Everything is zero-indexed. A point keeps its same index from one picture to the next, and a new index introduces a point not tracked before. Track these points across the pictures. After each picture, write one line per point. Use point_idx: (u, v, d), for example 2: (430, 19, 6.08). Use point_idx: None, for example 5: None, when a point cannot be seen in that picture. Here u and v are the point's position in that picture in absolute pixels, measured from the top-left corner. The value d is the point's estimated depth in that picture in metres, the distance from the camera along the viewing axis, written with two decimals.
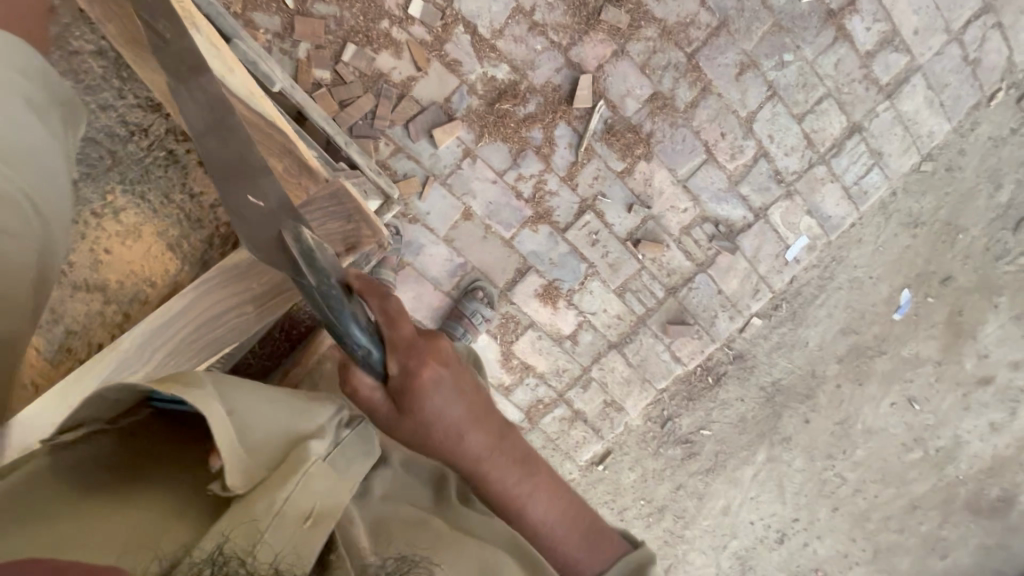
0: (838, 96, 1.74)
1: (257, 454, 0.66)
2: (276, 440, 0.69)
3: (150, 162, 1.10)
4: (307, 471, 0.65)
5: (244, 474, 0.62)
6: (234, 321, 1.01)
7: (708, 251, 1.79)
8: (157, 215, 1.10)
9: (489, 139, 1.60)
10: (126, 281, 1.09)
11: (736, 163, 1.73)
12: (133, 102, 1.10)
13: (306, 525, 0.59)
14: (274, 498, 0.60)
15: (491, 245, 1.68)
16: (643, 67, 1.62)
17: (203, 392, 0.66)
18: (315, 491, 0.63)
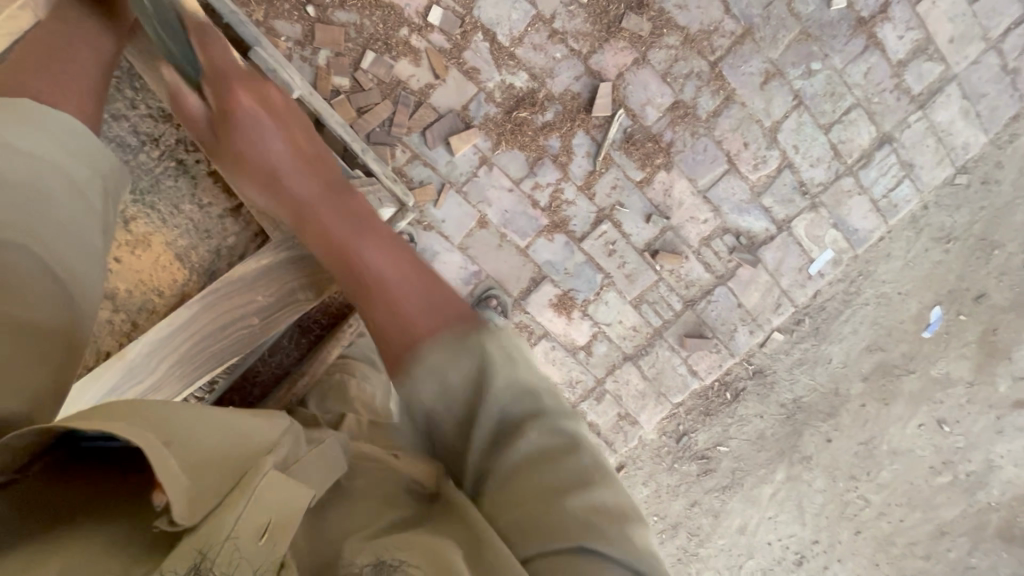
0: (867, 106, 1.68)
1: (206, 476, 0.54)
2: (219, 455, 0.57)
3: (160, 173, 1.06)
4: (257, 486, 0.55)
5: (191, 500, 0.51)
6: (240, 333, 1.01)
7: (728, 264, 1.75)
8: (166, 225, 1.06)
9: (506, 147, 1.59)
10: (134, 292, 1.05)
11: (759, 174, 1.69)
12: (146, 112, 1.06)
13: (264, 541, 0.52)
14: (227, 521, 0.51)
15: (506, 254, 1.66)
16: (665, 75, 1.59)
17: (129, 424, 0.53)
18: (266, 503, 0.54)
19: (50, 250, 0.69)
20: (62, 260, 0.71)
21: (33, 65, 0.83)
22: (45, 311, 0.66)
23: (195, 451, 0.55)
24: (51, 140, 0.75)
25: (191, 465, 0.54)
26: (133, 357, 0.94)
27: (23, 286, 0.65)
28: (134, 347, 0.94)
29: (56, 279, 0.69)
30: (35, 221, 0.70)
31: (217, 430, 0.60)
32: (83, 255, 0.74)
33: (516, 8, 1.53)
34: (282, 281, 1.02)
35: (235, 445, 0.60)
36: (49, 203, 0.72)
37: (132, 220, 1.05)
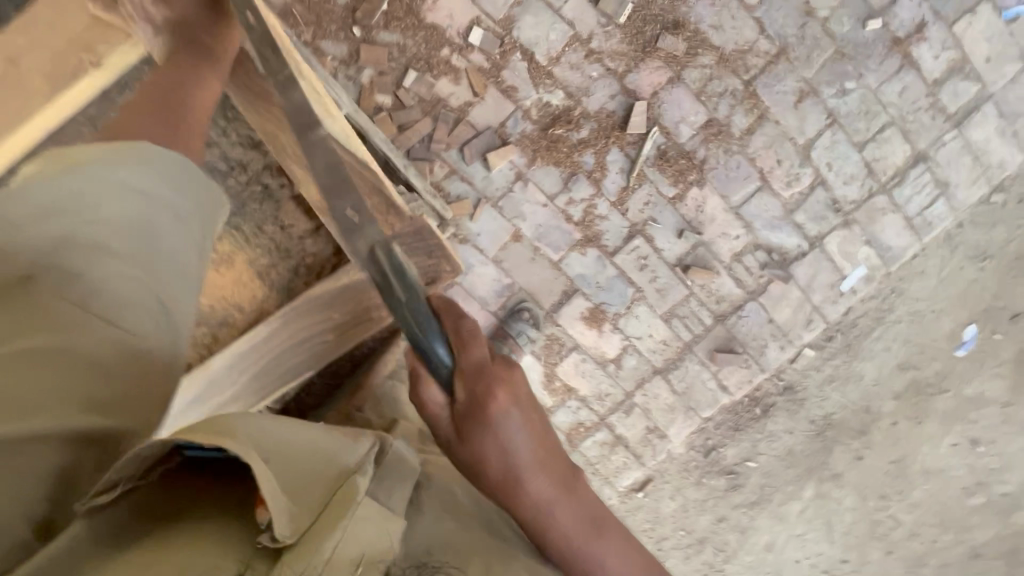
0: (901, 125, 1.69)
1: (304, 495, 0.62)
2: (309, 475, 0.65)
3: (246, 198, 1.14)
4: (350, 513, 0.63)
5: (293, 517, 0.58)
6: (313, 347, 1.08)
7: (760, 280, 1.76)
8: (248, 245, 1.15)
9: (541, 163, 1.63)
10: (220, 306, 1.14)
11: (792, 191, 1.70)
12: (235, 141, 1.11)
13: (359, 570, 0.60)
14: (328, 544, 0.58)
15: (539, 267, 1.69)
16: (699, 94, 1.62)
17: (240, 440, 0.60)
18: (362, 536, 0.63)
19: (154, 278, 0.80)
20: (161, 286, 0.81)
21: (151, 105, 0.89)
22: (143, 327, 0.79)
23: (289, 472, 0.63)
24: (156, 170, 0.80)
25: (288, 487, 0.62)
26: (218, 368, 1.01)
27: (130, 310, 0.77)
28: (216, 361, 1.00)
29: (155, 300, 0.80)
30: (144, 256, 0.79)
31: (303, 450, 0.68)
32: (178, 285, 0.83)
33: (554, 28, 1.57)
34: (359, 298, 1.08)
35: (320, 465, 0.68)
36: (156, 236, 0.80)
37: (218, 239, 1.13)
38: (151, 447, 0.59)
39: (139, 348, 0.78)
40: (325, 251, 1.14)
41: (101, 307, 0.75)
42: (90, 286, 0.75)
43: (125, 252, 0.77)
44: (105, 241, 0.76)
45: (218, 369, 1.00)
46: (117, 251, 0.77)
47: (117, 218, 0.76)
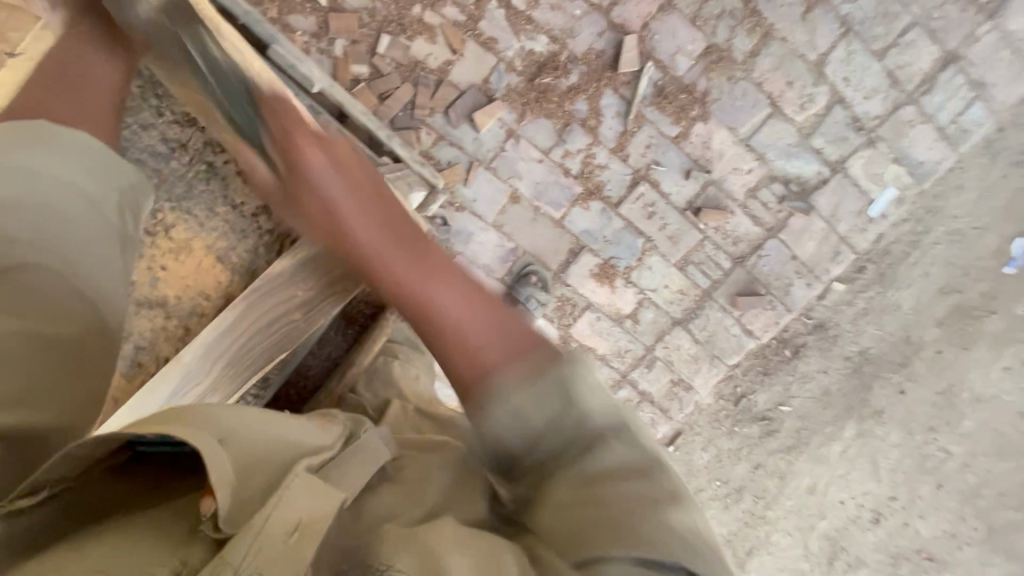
0: (926, 24, 1.52)
1: (253, 474, 0.56)
2: (272, 455, 0.59)
3: (192, 179, 1.04)
4: (286, 485, 0.54)
5: (233, 501, 0.52)
6: (286, 328, 1.03)
7: (779, 215, 1.64)
8: (204, 230, 1.05)
9: (532, 116, 1.54)
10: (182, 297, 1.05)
11: (807, 114, 1.56)
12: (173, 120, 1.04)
13: (291, 539, 0.50)
14: (260, 512, 0.51)
15: (542, 228, 1.63)
16: (694, 19, 1.49)
17: (193, 424, 0.57)
18: (301, 499, 0.53)
19: (71, 271, 0.72)
20: (78, 276, 0.72)
21: (59, 91, 0.87)
22: (75, 321, 0.70)
23: (250, 448, 0.58)
24: (63, 151, 0.76)
25: (241, 467, 0.55)
26: (190, 360, 0.96)
27: (53, 305, 0.68)
28: (187, 352, 0.96)
29: (81, 298, 0.71)
30: (64, 243, 0.72)
31: (279, 433, 0.62)
32: (101, 267, 0.75)
33: None
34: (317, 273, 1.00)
35: (284, 447, 0.61)
36: (71, 223, 0.73)
37: (172, 227, 1.04)
38: (88, 444, 0.53)
39: (65, 333, 0.68)
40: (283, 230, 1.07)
41: (11, 300, 0.65)
42: (12, 280, 0.66)
43: (32, 241, 0.69)
44: (6, 230, 0.68)
45: (190, 358, 0.95)
46: (23, 240, 0.69)
47: (24, 203, 0.70)
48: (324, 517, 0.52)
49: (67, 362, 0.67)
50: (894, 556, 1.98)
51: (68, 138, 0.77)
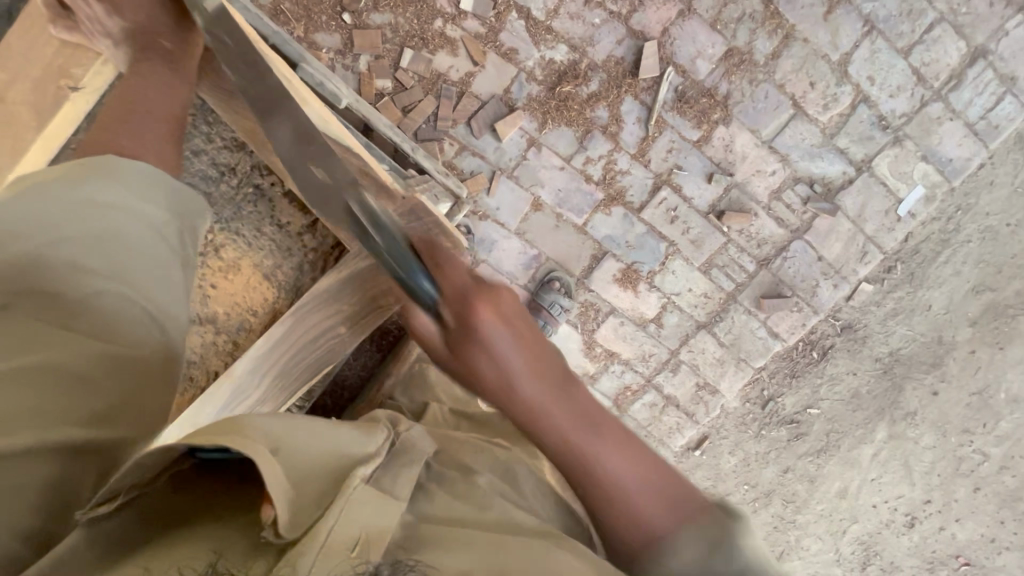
0: (952, 20, 1.50)
1: (314, 485, 0.54)
2: (324, 471, 0.56)
3: (240, 201, 1.08)
4: (349, 499, 0.53)
5: (294, 510, 0.50)
6: (330, 342, 1.05)
7: (804, 216, 1.63)
8: (251, 249, 1.08)
9: (553, 125, 1.55)
10: (231, 314, 1.09)
11: (831, 114, 1.55)
12: (220, 145, 1.08)
13: (355, 553, 0.49)
14: (321, 527, 0.49)
15: (564, 234, 1.64)
16: (714, 23, 1.49)
17: (247, 433, 0.54)
18: (360, 513, 0.52)
19: (140, 290, 0.74)
20: (149, 295, 0.75)
21: (115, 123, 0.85)
22: (148, 344, 0.73)
23: (300, 465, 0.55)
24: (128, 181, 0.77)
25: (296, 483, 0.53)
26: (241, 374, 0.99)
27: (128, 327, 0.72)
28: (239, 367, 0.99)
29: (153, 319, 0.75)
30: (135, 261, 0.75)
31: (326, 453, 0.58)
32: (166, 289, 0.77)
33: None
34: (365, 286, 1.03)
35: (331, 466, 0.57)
36: (142, 253, 0.76)
37: (220, 247, 1.08)
38: (155, 455, 0.51)
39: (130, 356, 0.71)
40: (324, 245, 1.10)
41: (94, 326, 0.69)
42: (88, 310, 0.70)
43: (105, 268, 0.73)
44: (82, 258, 0.71)
45: (241, 372, 0.98)
46: (100, 269, 0.72)
47: (92, 233, 0.73)
48: (387, 536, 0.52)
49: (134, 383, 0.69)
50: (929, 561, 1.93)
51: (133, 165, 0.78)
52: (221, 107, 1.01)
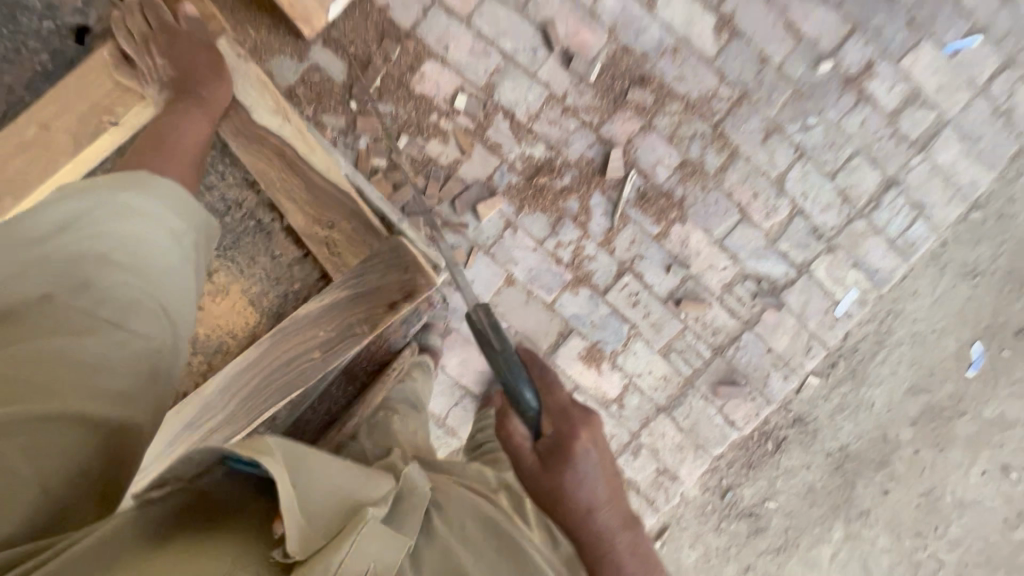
0: (868, 153, 1.76)
1: (319, 518, 0.68)
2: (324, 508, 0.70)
3: (241, 234, 1.30)
4: (360, 533, 0.66)
5: (303, 538, 0.65)
6: (303, 363, 1.23)
7: (753, 309, 1.78)
8: (241, 276, 1.30)
9: (529, 210, 1.72)
10: (217, 332, 1.31)
11: (772, 222, 1.77)
12: (233, 184, 1.30)
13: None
14: (335, 557, 0.63)
15: (534, 310, 1.75)
16: (671, 137, 1.73)
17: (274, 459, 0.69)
18: (371, 551, 0.67)
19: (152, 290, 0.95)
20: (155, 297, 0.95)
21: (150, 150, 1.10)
22: (150, 332, 0.92)
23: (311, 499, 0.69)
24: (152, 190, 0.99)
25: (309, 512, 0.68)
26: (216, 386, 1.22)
27: (126, 311, 0.91)
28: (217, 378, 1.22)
29: (154, 309, 0.94)
30: (139, 265, 0.94)
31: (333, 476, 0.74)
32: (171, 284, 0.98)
33: (532, 90, 1.70)
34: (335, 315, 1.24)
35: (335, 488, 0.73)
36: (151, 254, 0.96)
37: (216, 272, 1.29)
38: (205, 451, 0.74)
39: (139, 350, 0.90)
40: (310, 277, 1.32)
41: (103, 310, 0.89)
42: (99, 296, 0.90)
43: (122, 262, 0.93)
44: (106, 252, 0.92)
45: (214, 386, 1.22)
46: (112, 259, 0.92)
47: (120, 233, 0.94)
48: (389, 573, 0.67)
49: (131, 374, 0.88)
50: None
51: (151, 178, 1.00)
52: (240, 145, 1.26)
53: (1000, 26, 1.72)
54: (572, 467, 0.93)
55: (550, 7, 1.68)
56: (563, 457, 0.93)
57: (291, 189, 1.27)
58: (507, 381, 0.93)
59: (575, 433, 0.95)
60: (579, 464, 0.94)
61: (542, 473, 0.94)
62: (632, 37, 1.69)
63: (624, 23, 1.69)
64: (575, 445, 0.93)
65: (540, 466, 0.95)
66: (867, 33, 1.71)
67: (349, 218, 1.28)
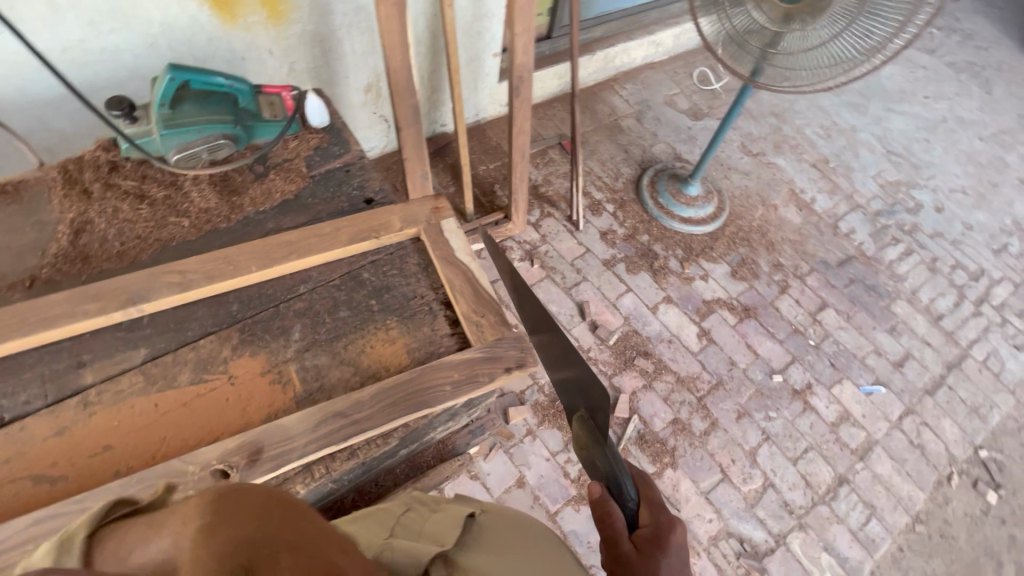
0: (820, 450, 2.19)
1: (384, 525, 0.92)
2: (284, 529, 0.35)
3: (412, 302, 1.19)
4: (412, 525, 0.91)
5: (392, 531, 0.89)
6: (427, 401, 1.03)
7: (737, 569, 1.91)
8: (388, 329, 1.15)
9: (548, 425, 2.06)
10: (340, 380, 1.08)
11: (749, 487, 2.06)
12: (399, 240, 1.27)
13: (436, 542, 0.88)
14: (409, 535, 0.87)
15: (537, 516, 1.89)
16: (666, 398, 2.21)
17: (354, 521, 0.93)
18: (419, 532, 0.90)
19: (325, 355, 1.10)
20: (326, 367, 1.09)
21: (355, 229, 1.25)
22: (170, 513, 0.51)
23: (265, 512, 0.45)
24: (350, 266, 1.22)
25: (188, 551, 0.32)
26: (330, 406, 0.99)
27: (308, 376, 1.07)
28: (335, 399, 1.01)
29: (320, 379, 1.07)
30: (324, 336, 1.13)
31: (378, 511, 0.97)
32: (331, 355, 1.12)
33: None
34: (450, 364, 1.07)
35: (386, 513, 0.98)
36: (338, 327, 1.14)
37: (378, 325, 1.15)
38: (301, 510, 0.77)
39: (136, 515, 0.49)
40: (451, 346, 1.14)
41: (300, 370, 1.08)
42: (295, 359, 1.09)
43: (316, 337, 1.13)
44: None
45: (329, 405, 0.99)
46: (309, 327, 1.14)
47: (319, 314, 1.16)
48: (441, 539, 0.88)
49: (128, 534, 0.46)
50: None
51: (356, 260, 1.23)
52: (432, 240, 1.26)
53: (897, 384, 2.42)
54: (667, 554, 0.94)
55: (586, 294, 2.45)
56: (661, 545, 0.95)
57: (464, 291, 1.19)
58: (617, 470, 0.98)
59: (672, 527, 0.98)
60: (674, 554, 0.95)
61: (637, 559, 0.92)
62: (640, 325, 2.40)
63: (635, 316, 2.42)
64: (672, 537, 0.97)
65: (634, 552, 0.94)
66: (804, 364, 2.41)
67: (490, 307, 1.17)
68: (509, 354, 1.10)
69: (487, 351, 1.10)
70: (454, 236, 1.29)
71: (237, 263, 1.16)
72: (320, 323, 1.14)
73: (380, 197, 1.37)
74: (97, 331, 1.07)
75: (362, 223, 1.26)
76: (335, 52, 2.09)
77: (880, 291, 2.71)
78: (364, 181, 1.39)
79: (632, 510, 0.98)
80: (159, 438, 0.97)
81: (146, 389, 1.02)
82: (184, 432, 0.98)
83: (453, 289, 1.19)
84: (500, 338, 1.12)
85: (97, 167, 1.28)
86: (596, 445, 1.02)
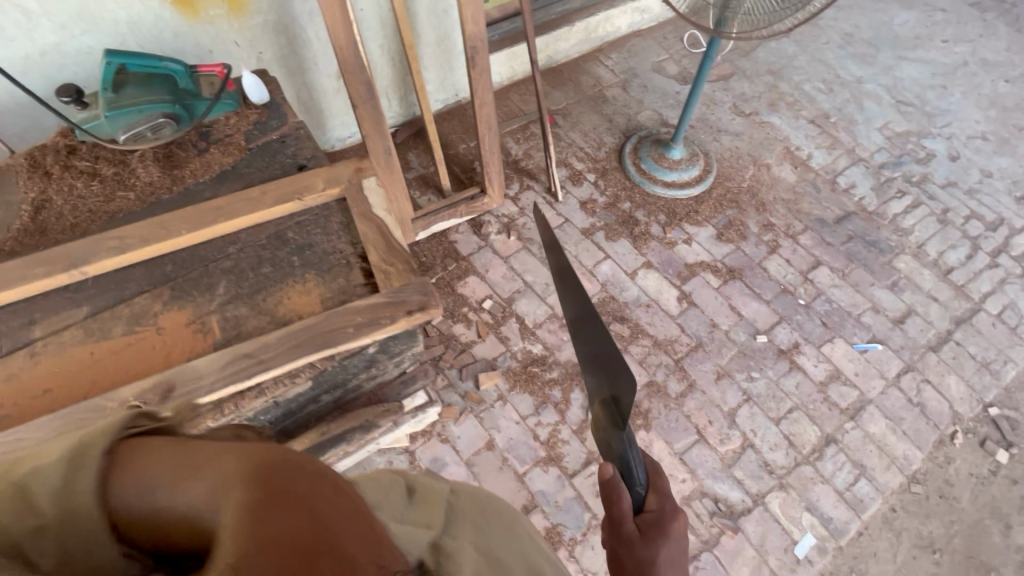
0: (806, 410, 2.11)
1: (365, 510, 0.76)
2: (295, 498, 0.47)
3: (331, 257, 1.25)
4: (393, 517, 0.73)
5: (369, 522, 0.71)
6: (330, 342, 1.09)
7: (711, 528, 1.88)
8: (305, 282, 1.21)
9: (518, 390, 2.09)
10: (257, 328, 1.15)
11: (726, 447, 2.02)
12: (322, 200, 1.33)
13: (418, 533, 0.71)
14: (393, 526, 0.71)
15: (505, 476, 1.93)
16: (642, 361, 2.19)
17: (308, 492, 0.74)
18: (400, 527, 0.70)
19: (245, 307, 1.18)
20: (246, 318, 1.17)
21: (281, 192, 1.32)
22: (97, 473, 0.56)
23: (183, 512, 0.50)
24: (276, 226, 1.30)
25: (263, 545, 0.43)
26: (238, 349, 1.07)
27: (228, 326, 1.15)
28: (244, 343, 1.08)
29: (238, 328, 1.15)
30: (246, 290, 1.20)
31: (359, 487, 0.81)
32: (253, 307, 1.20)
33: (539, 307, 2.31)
34: (354, 309, 1.12)
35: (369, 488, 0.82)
36: (260, 281, 1.22)
37: (297, 278, 1.22)
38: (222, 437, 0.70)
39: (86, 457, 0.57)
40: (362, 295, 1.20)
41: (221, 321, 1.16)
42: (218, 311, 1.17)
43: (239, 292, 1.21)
44: None
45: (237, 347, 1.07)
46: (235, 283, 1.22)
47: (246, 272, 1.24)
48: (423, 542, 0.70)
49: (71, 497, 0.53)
50: None
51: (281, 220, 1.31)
52: (352, 199, 1.32)
53: (895, 341, 2.29)
54: (667, 542, 0.93)
55: None
56: (660, 534, 0.93)
57: (377, 244, 1.25)
58: (631, 456, 0.94)
59: (675, 515, 0.96)
60: (674, 542, 0.94)
61: (639, 543, 0.92)
62: (617, 291, 2.38)
63: (612, 282, 2.40)
64: (675, 525, 0.95)
65: (636, 534, 0.93)
66: (791, 324, 2.32)
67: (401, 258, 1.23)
68: (413, 297, 1.15)
69: (391, 297, 1.14)
70: (374, 194, 1.35)
71: (171, 228, 1.26)
72: (244, 279, 1.22)
73: (312, 163, 1.44)
74: (47, 293, 1.19)
75: (287, 186, 1.34)
76: (300, 40, 2.18)
77: (882, 247, 2.56)
78: (298, 150, 1.46)
79: (639, 495, 0.96)
80: (93, 381, 1.07)
81: (84, 340, 1.13)
82: (114, 376, 1.08)
83: (367, 242, 1.25)
84: (406, 285, 1.17)
85: (58, 151, 1.41)
86: (610, 429, 0.94)
